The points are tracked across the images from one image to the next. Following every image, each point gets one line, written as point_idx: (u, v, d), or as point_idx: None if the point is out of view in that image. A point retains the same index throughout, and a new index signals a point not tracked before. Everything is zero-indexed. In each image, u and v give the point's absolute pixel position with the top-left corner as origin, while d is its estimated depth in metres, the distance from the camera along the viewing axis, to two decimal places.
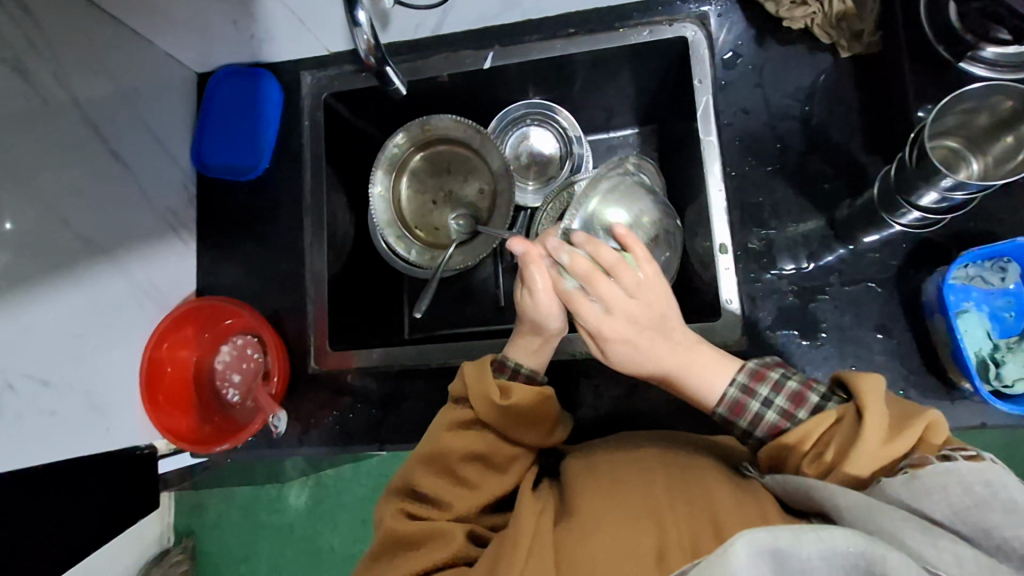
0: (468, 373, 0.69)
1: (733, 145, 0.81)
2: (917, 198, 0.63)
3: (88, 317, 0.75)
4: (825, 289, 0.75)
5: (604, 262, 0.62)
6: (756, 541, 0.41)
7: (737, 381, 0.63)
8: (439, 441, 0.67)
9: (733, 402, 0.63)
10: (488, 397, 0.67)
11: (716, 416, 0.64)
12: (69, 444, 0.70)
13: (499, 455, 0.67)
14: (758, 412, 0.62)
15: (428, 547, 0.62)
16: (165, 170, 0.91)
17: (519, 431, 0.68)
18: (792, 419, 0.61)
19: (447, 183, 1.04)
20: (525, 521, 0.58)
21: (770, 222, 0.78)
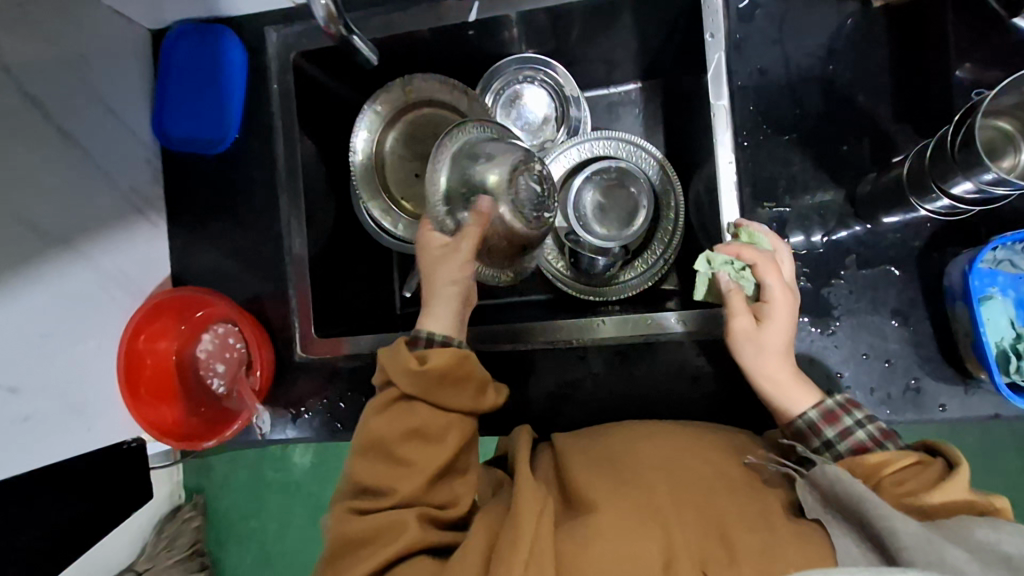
0: (382, 359, 0.67)
1: (746, 110, 0.73)
2: (950, 186, 0.58)
3: (52, 314, 0.70)
4: (839, 273, 0.70)
5: (758, 258, 0.66)
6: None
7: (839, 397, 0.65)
8: (372, 429, 0.64)
9: (831, 410, 0.64)
10: (405, 370, 0.64)
11: (805, 419, 0.64)
12: (47, 450, 0.67)
13: (431, 426, 0.63)
14: (849, 426, 0.63)
15: (381, 541, 0.58)
16: (124, 145, 0.83)
17: (445, 396, 0.64)
18: (877, 443, 0.62)
19: (434, 150, 0.96)
20: (526, 520, 0.53)
21: (783, 198, 0.72)
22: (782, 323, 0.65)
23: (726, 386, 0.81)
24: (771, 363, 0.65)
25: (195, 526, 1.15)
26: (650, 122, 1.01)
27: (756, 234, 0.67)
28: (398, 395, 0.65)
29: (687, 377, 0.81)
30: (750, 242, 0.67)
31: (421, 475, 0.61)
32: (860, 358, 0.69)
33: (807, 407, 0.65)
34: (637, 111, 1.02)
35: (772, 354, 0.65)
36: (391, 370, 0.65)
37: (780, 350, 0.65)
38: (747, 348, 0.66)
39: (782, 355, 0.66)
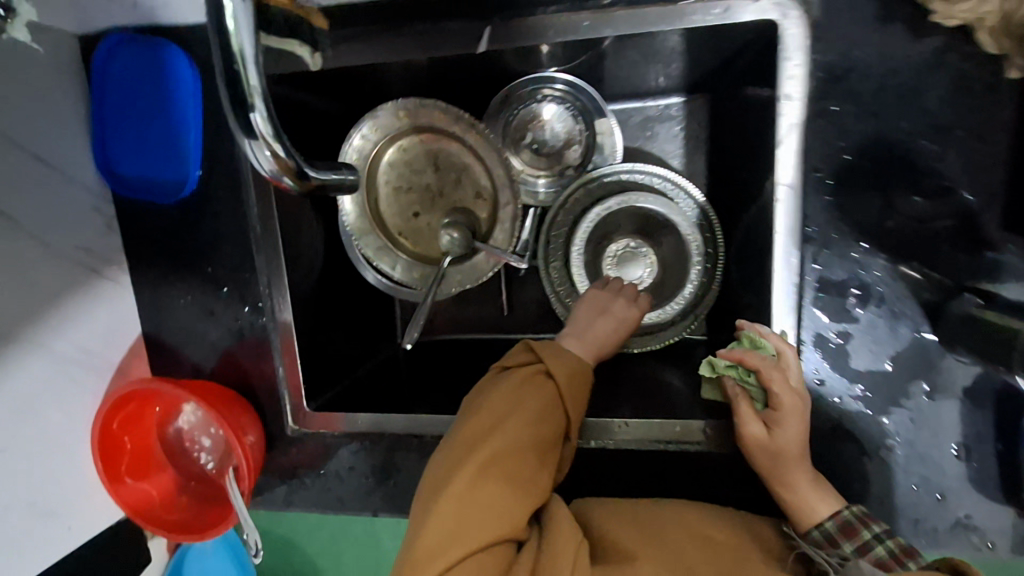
0: (538, 344, 0.68)
1: (819, 198, 0.59)
2: None
3: (7, 427, 0.63)
4: (901, 400, 0.61)
5: (760, 362, 0.61)
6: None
7: (853, 509, 0.61)
8: (499, 401, 0.63)
9: (848, 523, 0.59)
10: (559, 356, 0.67)
11: (820, 530, 0.60)
12: (29, 565, 0.64)
13: (552, 415, 0.63)
14: (868, 543, 0.58)
15: (478, 517, 0.57)
16: (62, 196, 0.69)
17: (576, 400, 0.66)
18: (900, 563, 0.56)
19: (436, 181, 0.82)
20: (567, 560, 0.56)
21: (847, 312, 0.61)
22: (796, 428, 0.61)
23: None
24: (792, 471, 0.61)
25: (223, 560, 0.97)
26: (689, 144, 0.86)
27: (759, 338, 0.62)
28: (541, 373, 0.66)
29: None
30: (753, 348, 0.62)
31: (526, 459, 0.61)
32: (910, 488, 0.62)
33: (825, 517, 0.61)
34: (679, 129, 0.86)
35: (792, 459, 0.61)
36: (543, 352, 0.68)
37: (801, 452, 0.61)
38: (761, 456, 0.62)
39: (801, 458, 0.62)
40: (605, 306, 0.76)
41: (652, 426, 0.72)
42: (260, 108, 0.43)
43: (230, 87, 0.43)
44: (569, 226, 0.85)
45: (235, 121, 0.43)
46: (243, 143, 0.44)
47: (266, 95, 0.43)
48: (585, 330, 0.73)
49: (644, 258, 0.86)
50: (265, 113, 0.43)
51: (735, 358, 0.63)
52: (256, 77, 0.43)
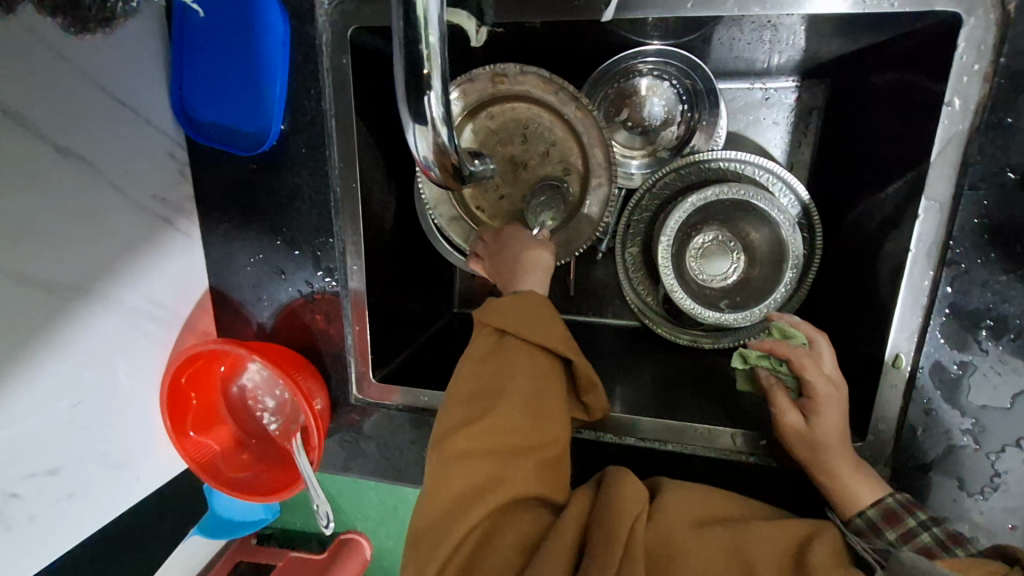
0: (484, 305, 0.66)
1: (965, 217, 0.54)
2: None
3: (83, 376, 0.61)
4: (1019, 440, 0.56)
5: (790, 349, 0.61)
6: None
7: (897, 495, 0.58)
8: (470, 372, 0.62)
9: (892, 509, 0.57)
10: (502, 307, 0.64)
11: (862, 517, 0.57)
12: (97, 514, 0.64)
13: (527, 368, 0.61)
14: (914, 530, 0.56)
15: (483, 492, 0.56)
16: (142, 141, 0.65)
17: (537, 330, 0.63)
18: (948, 549, 0.55)
19: (521, 153, 0.76)
20: (620, 520, 0.54)
21: (973, 344, 0.56)
22: (837, 412, 0.60)
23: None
24: (842, 464, 0.59)
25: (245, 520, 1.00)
26: (797, 135, 0.79)
27: (788, 329, 0.64)
28: (497, 333, 0.64)
29: None
30: (782, 337, 0.64)
31: (515, 412, 0.59)
32: (1005, 529, 0.59)
33: (867, 504, 0.58)
34: (788, 117, 0.79)
35: (825, 448, 0.59)
36: (485, 313, 0.65)
37: (837, 436, 0.60)
38: (800, 445, 0.61)
39: (844, 444, 0.60)
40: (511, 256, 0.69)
41: (729, 433, 0.68)
42: (436, 89, 0.45)
43: (409, 60, 0.44)
44: (653, 211, 0.79)
45: (408, 103, 0.45)
46: (410, 128, 0.47)
47: (443, 70, 0.45)
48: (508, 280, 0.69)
49: (734, 255, 0.79)
50: (440, 94, 0.45)
51: (769, 350, 0.62)
52: (436, 38, 0.44)
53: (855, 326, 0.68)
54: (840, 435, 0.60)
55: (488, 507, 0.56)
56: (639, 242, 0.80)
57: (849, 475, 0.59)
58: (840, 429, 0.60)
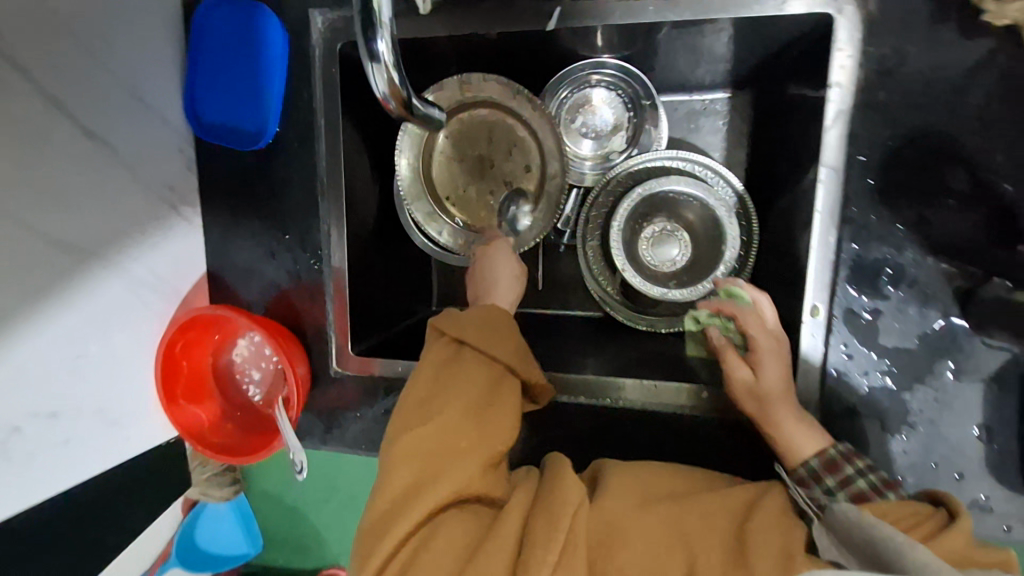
0: (444, 315, 0.72)
1: (860, 182, 0.63)
2: None
3: (87, 332, 0.68)
4: (927, 379, 0.64)
5: (732, 307, 0.70)
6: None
7: (839, 447, 0.63)
8: (426, 374, 0.67)
9: (831, 459, 0.62)
10: (461, 319, 0.71)
11: (805, 467, 0.62)
12: (87, 464, 0.69)
13: (484, 373, 0.67)
14: (851, 477, 0.61)
15: (432, 484, 0.59)
16: (157, 136, 0.76)
17: (487, 337, 0.69)
18: (880, 495, 0.59)
19: (488, 153, 0.87)
20: (562, 508, 0.55)
21: (880, 292, 0.64)
22: (779, 363, 0.66)
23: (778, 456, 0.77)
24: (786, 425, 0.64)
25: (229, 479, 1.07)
26: (733, 137, 0.90)
27: (734, 289, 0.72)
28: (456, 341, 0.69)
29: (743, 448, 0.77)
30: (730, 297, 0.72)
31: (463, 410, 0.63)
32: (928, 466, 0.65)
33: (808, 454, 0.63)
34: (721, 124, 0.89)
35: (769, 402, 0.65)
36: (446, 322, 0.71)
37: (781, 387, 0.65)
38: (746, 399, 0.67)
39: (788, 397, 0.65)
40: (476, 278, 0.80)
41: (679, 390, 0.76)
42: (385, 37, 0.53)
43: (364, 16, 0.52)
44: (611, 205, 0.87)
45: (364, 47, 0.53)
46: (366, 68, 0.54)
47: (391, 26, 0.53)
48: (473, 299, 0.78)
49: (681, 240, 0.88)
50: (388, 42, 0.53)
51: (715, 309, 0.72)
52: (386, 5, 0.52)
53: (783, 293, 0.76)
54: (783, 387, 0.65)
55: (435, 500, 0.58)
56: (598, 236, 0.88)
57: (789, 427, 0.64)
58: (784, 382, 0.65)
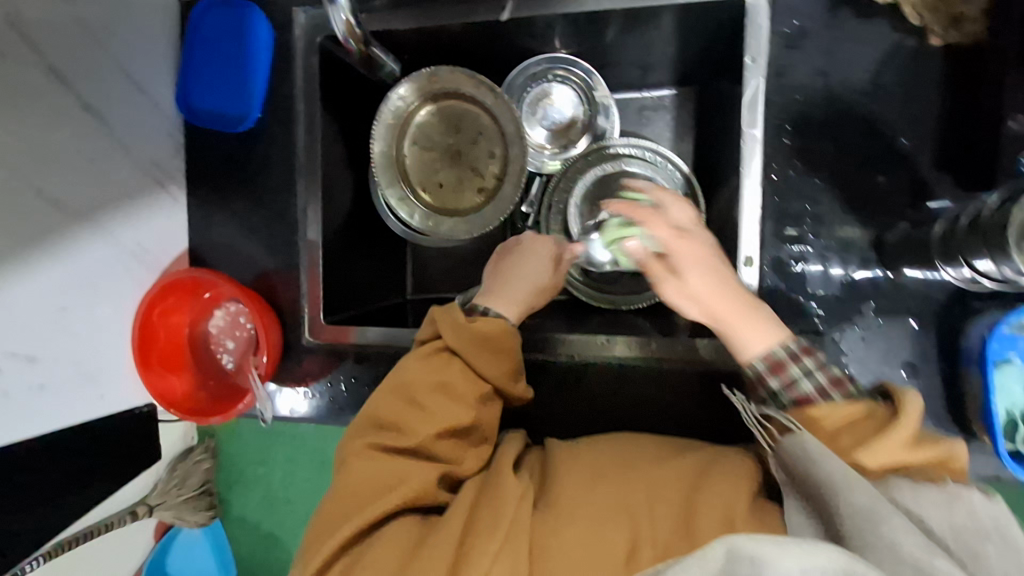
0: (436, 310, 0.70)
1: (778, 143, 0.70)
2: (975, 259, 0.59)
3: (71, 288, 0.72)
4: (854, 320, 0.69)
5: (635, 213, 0.69)
6: (738, 548, 0.43)
7: (787, 346, 0.63)
8: (408, 372, 0.66)
9: (776, 361, 0.62)
10: (454, 324, 0.68)
11: (750, 370, 0.63)
12: (58, 414, 0.71)
13: (463, 385, 0.65)
14: (795, 377, 0.61)
15: (391, 488, 0.59)
16: (149, 118, 0.83)
17: (481, 358, 0.67)
18: (824, 396, 0.60)
19: (456, 142, 0.93)
20: (507, 503, 0.56)
21: (804, 238, 0.70)
22: (699, 258, 0.66)
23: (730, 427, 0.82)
24: (726, 326, 0.65)
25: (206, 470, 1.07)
26: (679, 128, 0.98)
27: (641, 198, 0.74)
28: (445, 347, 0.68)
29: (688, 401, 0.82)
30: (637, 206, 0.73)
31: (436, 424, 0.63)
32: None
33: (755, 357, 0.63)
34: (669, 118, 0.98)
35: (703, 300, 0.65)
36: (444, 324, 0.68)
37: (709, 284, 0.65)
38: (681, 302, 0.66)
39: (724, 292, 0.65)
40: (504, 270, 0.77)
41: (632, 342, 0.80)
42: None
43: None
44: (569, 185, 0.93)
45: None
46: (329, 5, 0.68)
47: None
48: (496, 286, 0.75)
49: None
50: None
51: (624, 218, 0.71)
52: None
53: None
54: (718, 282, 0.65)
55: (388, 503, 0.59)
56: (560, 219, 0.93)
57: (730, 322, 0.64)
58: (716, 275, 0.65)
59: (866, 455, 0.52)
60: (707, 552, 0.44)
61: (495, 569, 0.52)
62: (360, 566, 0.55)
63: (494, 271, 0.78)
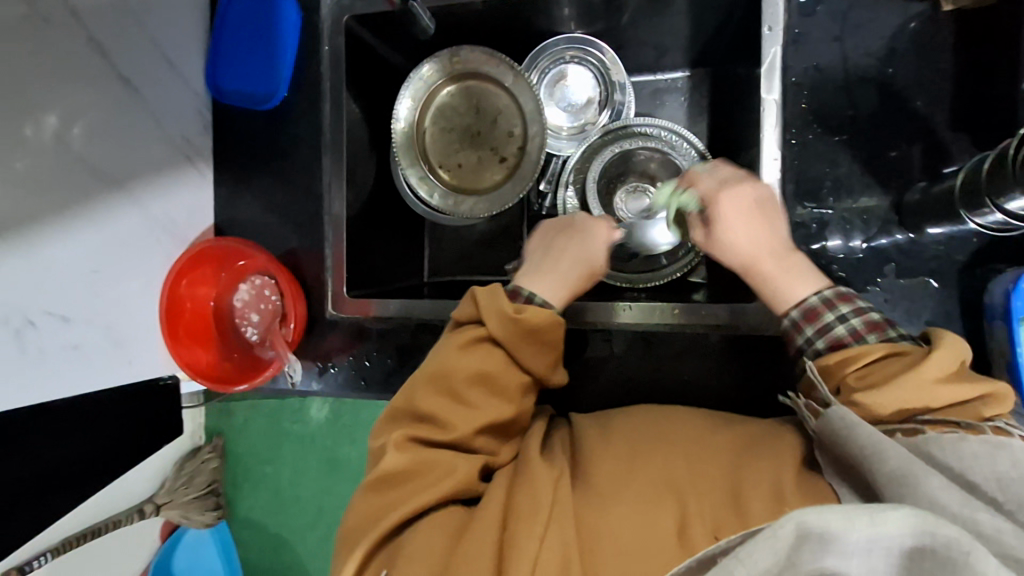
0: (478, 293, 0.67)
1: (797, 106, 0.76)
2: (1003, 201, 0.60)
3: (104, 252, 0.73)
4: (876, 281, 0.74)
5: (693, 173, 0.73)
6: (806, 522, 0.38)
7: (823, 294, 0.64)
8: (447, 360, 0.63)
9: (812, 308, 0.64)
10: (500, 313, 0.64)
11: (787, 319, 0.65)
12: (90, 376, 0.73)
13: (505, 376, 0.63)
14: (829, 324, 0.63)
15: (431, 484, 0.57)
16: (179, 95, 0.85)
17: (525, 349, 0.64)
18: (858, 338, 0.61)
19: (475, 122, 0.95)
20: (543, 486, 0.54)
21: (826, 201, 0.75)
22: (741, 208, 0.68)
23: (750, 400, 0.82)
24: (766, 279, 0.67)
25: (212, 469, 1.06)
26: (693, 111, 0.98)
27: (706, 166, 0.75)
28: (487, 337, 0.64)
29: (710, 376, 0.83)
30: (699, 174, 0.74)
31: (478, 419, 0.60)
32: None
33: (790, 308, 0.66)
34: (683, 99, 0.98)
35: (749, 244, 0.67)
36: (488, 310, 0.65)
37: (753, 234, 0.68)
38: (716, 249, 0.69)
39: (768, 241, 0.68)
40: (549, 245, 0.76)
41: (649, 308, 0.79)
42: None
43: None
44: (586, 160, 0.91)
45: None
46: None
47: None
48: (545, 265, 0.74)
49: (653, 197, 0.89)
50: None
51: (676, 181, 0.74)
52: None
53: None
54: (764, 228, 0.68)
55: (428, 498, 0.56)
56: (577, 196, 0.91)
57: (770, 269, 0.67)
58: (766, 221, 0.68)
59: (905, 389, 0.54)
60: (776, 530, 0.38)
61: (541, 555, 0.49)
62: (401, 554, 0.53)
63: (537, 251, 0.76)
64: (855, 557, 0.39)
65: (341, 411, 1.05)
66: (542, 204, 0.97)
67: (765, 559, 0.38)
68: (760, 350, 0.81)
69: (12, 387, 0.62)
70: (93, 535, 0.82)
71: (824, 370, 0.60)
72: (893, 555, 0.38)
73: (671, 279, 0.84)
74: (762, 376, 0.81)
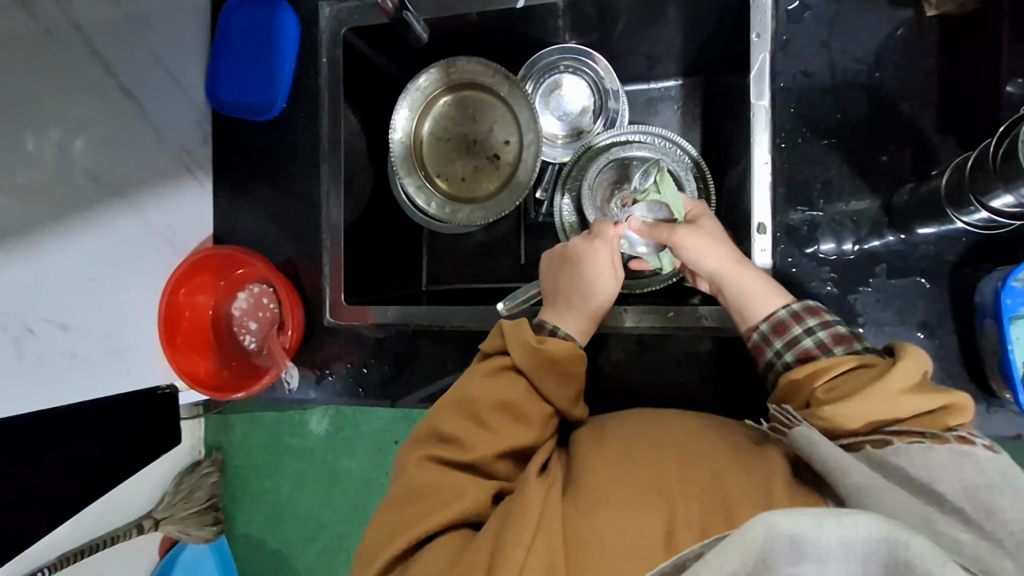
0: (505, 325, 0.68)
1: (788, 112, 0.77)
2: (988, 199, 0.62)
3: (103, 259, 0.74)
4: (869, 281, 0.75)
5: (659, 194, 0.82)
6: (773, 526, 0.38)
7: (790, 308, 0.67)
8: (471, 386, 0.64)
9: (780, 320, 0.66)
10: (524, 344, 0.66)
11: (755, 333, 0.67)
12: (87, 384, 0.73)
13: (527, 405, 0.63)
14: (796, 338, 0.65)
15: (438, 504, 0.57)
16: (180, 107, 0.87)
17: (548, 381, 0.65)
18: (825, 351, 0.63)
19: (472, 131, 0.96)
20: (532, 490, 0.53)
21: (817, 203, 0.76)
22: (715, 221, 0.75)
23: (746, 405, 0.82)
24: (732, 279, 0.69)
25: (211, 484, 1.06)
26: (686, 119, 0.99)
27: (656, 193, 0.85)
28: (509, 367, 0.66)
29: (711, 382, 0.83)
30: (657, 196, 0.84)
31: (499, 444, 0.61)
32: None
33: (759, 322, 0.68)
34: (676, 107, 0.99)
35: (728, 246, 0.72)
36: (516, 340, 0.66)
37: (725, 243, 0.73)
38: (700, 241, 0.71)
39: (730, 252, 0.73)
40: (565, 276, 0.74)
41: (646, 313, 0.79)
42: None
43: None
44: (581, 167, 0.91)
45: None
46: None
47: None
48: (562, 299, 0.74)
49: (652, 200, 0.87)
50: None
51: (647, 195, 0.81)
52: None
53: None
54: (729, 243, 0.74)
55: (436, 517, 0.56)
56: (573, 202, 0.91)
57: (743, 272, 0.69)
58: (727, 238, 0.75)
59: (872, 400, 0.54)
60: (743, 532, 0.39)
61: (528, 562, 0.49)
62: None
63: (554, 278, 0.76)
64: (832, 562, 0.39)
65: (339, 421, 1.05)
66: (538, 211, 0.98)
67: (733, 561, 0.38)
68: (757, 353, 0.81)
69: (12, 394, 0.62)
70: (90, 550, 0.82)
71: (793, 385, 0.61)
72: (871, 560, 0.38)
73: (668, 284, 0.83)
74: (758, 380, 0.81)
